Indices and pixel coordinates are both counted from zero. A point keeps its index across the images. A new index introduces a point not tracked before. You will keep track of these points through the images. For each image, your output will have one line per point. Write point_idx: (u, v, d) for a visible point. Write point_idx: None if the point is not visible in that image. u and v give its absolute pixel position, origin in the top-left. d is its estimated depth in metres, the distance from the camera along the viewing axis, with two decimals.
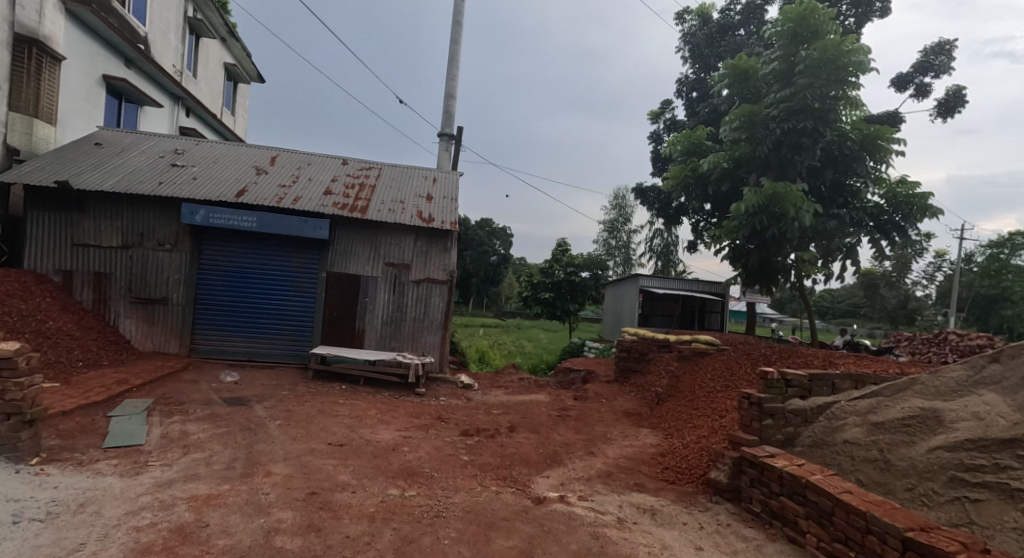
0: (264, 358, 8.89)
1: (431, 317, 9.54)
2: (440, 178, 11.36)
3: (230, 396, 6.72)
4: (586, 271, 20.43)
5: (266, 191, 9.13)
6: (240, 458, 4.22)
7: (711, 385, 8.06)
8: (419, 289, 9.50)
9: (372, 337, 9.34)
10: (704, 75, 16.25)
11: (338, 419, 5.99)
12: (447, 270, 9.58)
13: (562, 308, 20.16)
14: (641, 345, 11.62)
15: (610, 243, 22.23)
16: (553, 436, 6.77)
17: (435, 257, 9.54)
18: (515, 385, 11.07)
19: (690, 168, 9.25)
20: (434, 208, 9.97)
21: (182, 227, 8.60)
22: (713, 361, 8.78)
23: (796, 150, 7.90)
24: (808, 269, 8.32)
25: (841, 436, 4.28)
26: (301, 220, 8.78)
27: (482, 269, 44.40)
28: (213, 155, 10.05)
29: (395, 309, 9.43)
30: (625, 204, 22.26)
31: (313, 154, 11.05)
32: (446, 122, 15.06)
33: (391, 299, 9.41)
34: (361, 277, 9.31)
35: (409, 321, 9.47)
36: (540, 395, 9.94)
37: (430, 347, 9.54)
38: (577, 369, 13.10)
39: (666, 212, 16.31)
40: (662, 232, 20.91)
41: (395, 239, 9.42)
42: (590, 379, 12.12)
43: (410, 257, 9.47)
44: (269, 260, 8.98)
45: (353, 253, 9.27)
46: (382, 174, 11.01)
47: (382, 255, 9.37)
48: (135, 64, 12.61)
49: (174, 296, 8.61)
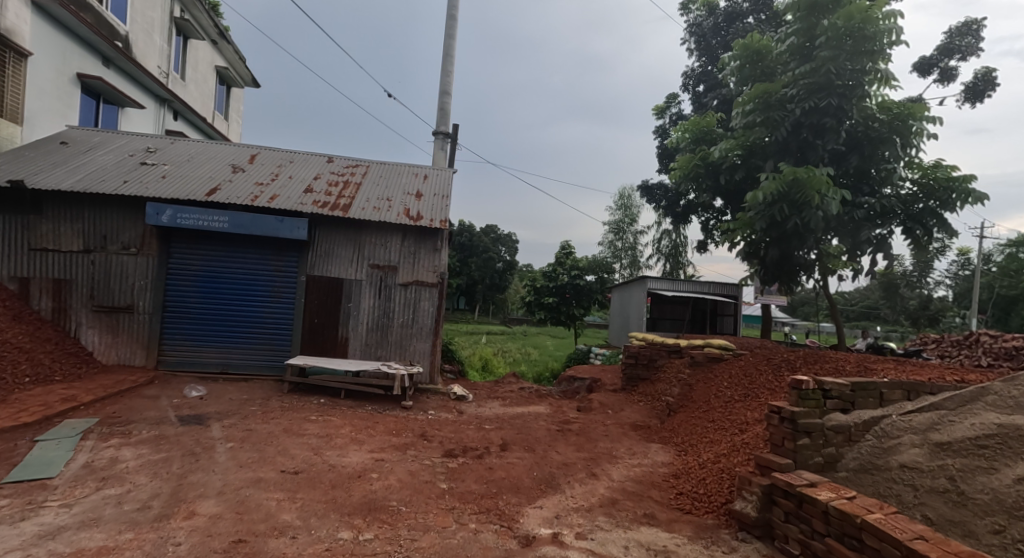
0: (239, 370, 8.21)
1: (420, 324, 8.82)
2: (432, 175, 10.68)
3: (188, 414, 6.01)
4: (591, 274, 19.68)
5: (240, 189, 8.48)
6: (162, 495, 3.50)
7: (728, 394, 7.25)
8: (407, 292, 8.81)
9: (356, 345, 8.65)
10: (711, 67, 15.53)
11: (303, 440, 5.25)
12: (437, 272, 8.88)
13: (567, 313, 19.39)
14: (649, 350, 10.83)
15: (617, 245, 21.43)
16: (551, 454, 5.99)
17: (424, 258, 8.85)
18: (514, 395, 10.30)
19: (699, 157, 8.49)
20: (423, 206, 9.29)
21: (149, 229, 7.95)
22: (728, 367, 7.99)
23: (818, 132, 7.13)
24: (833, 265, 7.52)
25: (896, 459, 3.49)
26: (276, 219, 8.11)
27: (487, 276, 43.74)
28: (188, 153, 9.43)
29: (381, 315, 8.73)
30: (630, 204, 21.50)
31: (297, 152, 10.42)
32: (441, 120, 14.42)
33: (377, 305, 8.73)
34: (344, 281, 8.64)
35: (396, 328, 8.77)
36: (540, 406, 9.17)
37: (419, 356, 8.81)
38: (582, 377, 12.31)
39: (674, 210, 15.54)
40: (670, 232, 20.09)
41: (381, 239, 8.76)
42: (595, 389, 11.32)
43: (397, 258, 8.79)
44: (244, 264, 8.31)
45: (336, 255, 8.62)
46: (370, 172, 10.34)
47: (366, 257, 8.70)
48: (113, 63, 12.08)
49: (140, 303, 7.95)
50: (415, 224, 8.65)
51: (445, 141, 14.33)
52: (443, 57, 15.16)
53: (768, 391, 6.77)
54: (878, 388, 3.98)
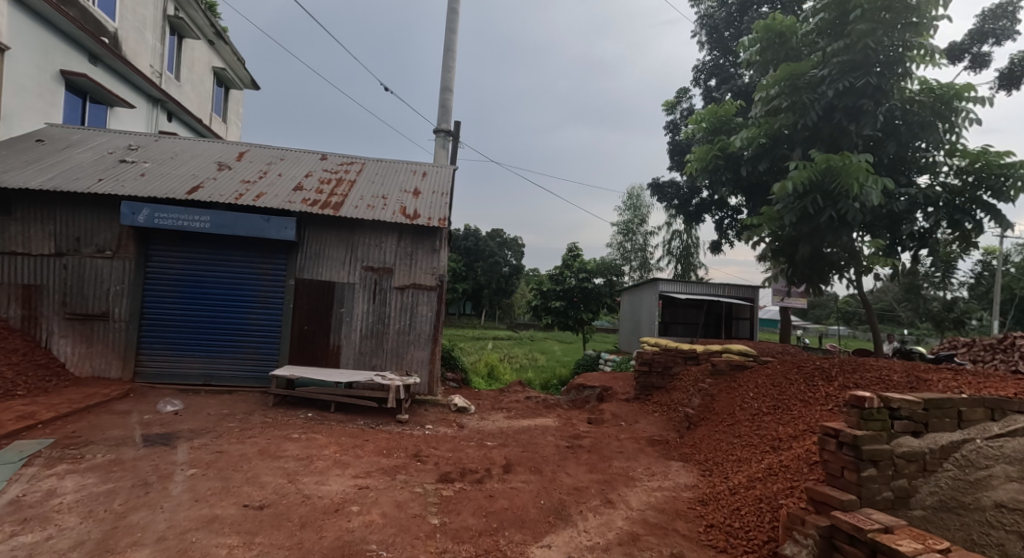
0: (223, 382, 7.62)
1: (418, 330, 8.20)
2: (432, 173, 10.11)
3: (158, 432, 5.42)
4: (600, 277, 19.04)
5: (224, 187, 7.92)
6: (87, 544, 2.91)
7: (755, 406, 6.57)
8: (404, 296, 8.20)
9: (349, 353, 8.05)
10: (724, 59, 14.89)
11: (278, 463, 4.62)
12: (437, 274, 8.27)
13: (575, 318, 18.71)
14: (664, 357, 10.19)
15: (626, 247, 20.76)
16: (560, 476, 5.34)
17: (423, 260, 8.25)
18: (520, 405, 9.65)
19: (719, 148, 7.84)
20: (421, 204, 8.70)
21: (125, 231, 7.40)
22: (753, 376, 7.31)
23: (853, 116, 6.47)
24: (869, 263, 6.83)
25: (989, 497, 2.88)
26: (262, 218, 7.54)
27: (493, 280, 43.15)
28: (172, 151, 8.89)
29: (376, 321, 8.13)
30: (640, 204, 20.84)
31: (289, 149, 9.88)
32: (442, 117, 13.87)
33: (371, 310, 8.13)
34: (336, 285, 8.06)
35: (392, 335, 8.16)
36: (548, 418, 8.51)
37: (417, 365, 8.19)
38: (592, 386, 11.65)
39: (686, 209, 14.86)
40: (681, 233, 19.40)
41: (375, 240, 8.18)
42: (607, 398, 10.65)
43: (393, 260, 8.20)
44: (228, 267, 7.74)
45: (327, 256, 8.05)
46: (366, 169, 9.79)
47: (359, 258, 8.12)
48: (101, 61, 11.61)
49: (116, 310, 7.39)
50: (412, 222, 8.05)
51: (447, 139, 13.79)
52: (445, 52, 14.60)
53: (800, 402, 6.09)
54: (956, 407, 3.31)
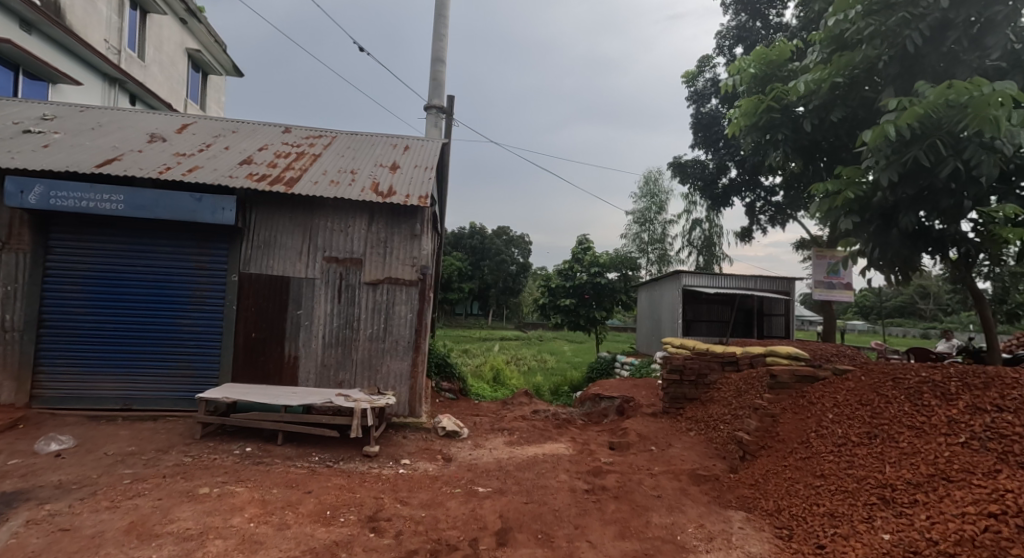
0: (147, 406, 6.04)
1: (394, 336, 6.59)
2: (417, 147, 8.47)
3: (10, 489, 3.86)
4: (613, 271, 17.39)
5: (149, 159, 6.32)
6: None
7: (838, 434, 4.89)
8: (377, 294, 6.58)
9: (310, 368, 6.47)
10: (752, 22, 13.19)
11: (145, 551, 3.01)
12: (418, 266, 6.63)
13: (587, 317, 17.06)
14: (697, 362, 8.59)
15: (642, 237, 19.03)
16: (580, 548, 3.72)
17: (400, 247, 6.63)
18: (526, 424, 8.03)
19: (773, 97, 6.14)
20: (398, 180, 7.09)
21: (18, 215, 5.87)
22: (826, 390, 5.61)
23: (972, 38, 4.73)
24: (987, 241, 5.11)
25: None
26: (193, 196, 5.94)
27: (500, 279, 41.59)
28: (96, 121, 7.30)
29: (343, 326, 6.53)
30: (657, 190, 19.09)
31: (245, 121, 8.28)
32: (434, 91, 12.27)
33: (337, 312, 6.53)
34: (292, 281, 6.45)
35: (363, 344, 6.55)
36: (560, 443, 6.87)
37: (394, 380, 6.58)
38: (611, 397, 10.01)
39: (711, 192, 13.14)
40: (703, 221, 17.70)
41: (340, 224, 6.56)
42: (629, 413, 9.01)
43: (363, 249, 6.58)
44: (152, 260, 6.13)
45: (279, 246, 6.43)
46: (336, 143, 8.17)
47: (320, 247, 6.50)
48: (37, 29, 10.11)
49: (8, 319, 5.85)
50: (384, 200, 6.45)
51: (440, 116, 12.18)
52: (436, 19, 12.98)
53: (910, 432, 4.43)
54: None
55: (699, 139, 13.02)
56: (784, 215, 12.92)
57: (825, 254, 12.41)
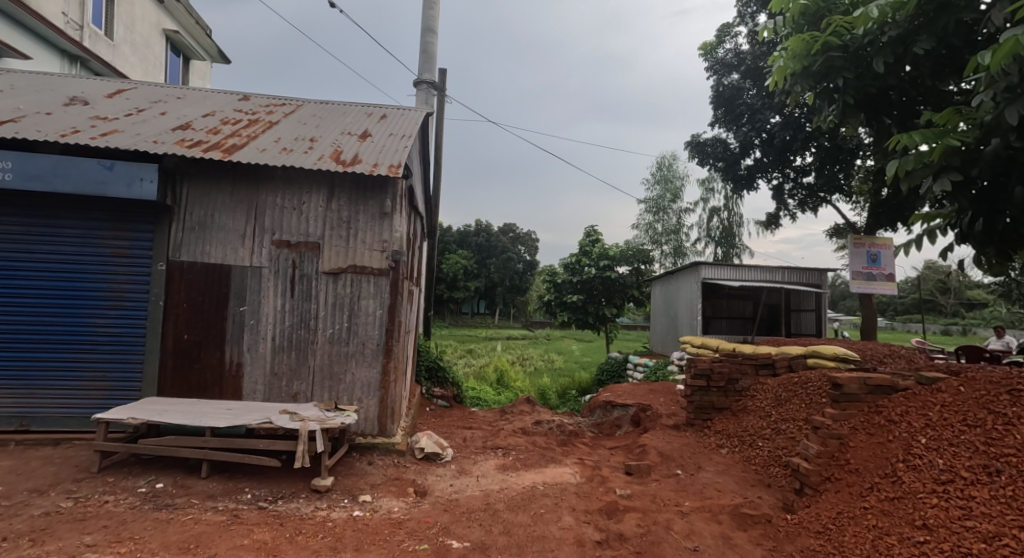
0: (49, 426, 4.89)
1: (360, 337, 5.42)
2: (396, 116, 7.23)
3: None
4: (625, 265, 16.14)
5: (58, 122, 5.14)
6: None
7: (939, 466, 3.62)
8: (339, 286, 5.40)
9: (257, 377, 5.28)
10: None
11: None
12: (388, 251, 5.46)
13: (596, 314, 15.82)
14: (727, 365, 7.33)
15: (656, 228, 17.75)
16: None
17: (367, 228, 5.44)
18: (525, 439, 6.81)
19: (831, 32, 4.83)
20: (367, 148, 5.88)
21: None
22: (905, 402, 4.33)
23: None
24: None
25: None
26: (102, 163, 4.75)
27: (506, 277, 40.39)
28: (11, 83, 6.15)
29: (297, 326, 5.35)
30: (672, 177, 17.76)
31: (195, 88, 7.09)
32: (425, 65, 11.07)
33: (289, 308, 5.34)
34: (233, 270, 5.25)
35: (322, 347, 5.37)
36: (564, 465, 5.65)
37: (360, 390, 5.40)
38: (625, 405, 8.79)
39: (733, 173, 11.83)
40: (722, 209, 16.55)
41: (292, 201, 5.35)
42: (646, 425, 7.78)
43: (321, 230, 5.39)
44: (58, 246, 4.97)
45: (216, 227, 5.22)
46: (300, 111, 6.95)
47: (268, 228, 5.30)
48: None
49: None
50: (345, 169, 5.28)
51: (431, 93, 11.00)
52: None
53: None
54: None
55: (720, 115, 11.70)
56: (815, 200, 11.58)
57: (863, 241, 11.09)
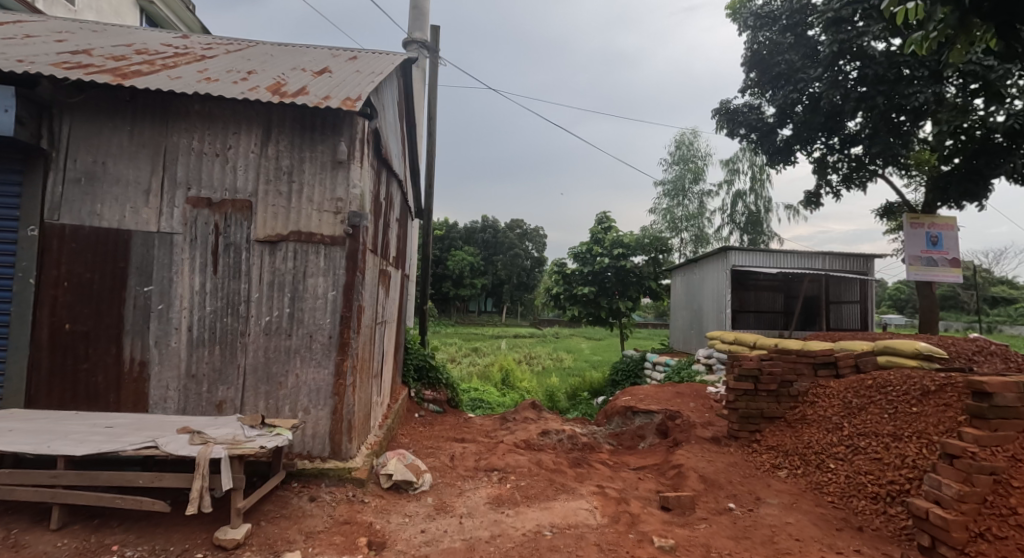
0: None
1: (306, 327, 4.10)
2: (370, 58, 5.85)
3: None
4: (641, 255, 14.71)
5: None
6: None
7: None
8: (278, 258, 4.07)
9: (167, 381, 3.94)
10: None
11: None
12: (343, 212, 4.13)
13: (609, 308, 14.42)
14: (781, 364, 5.91)
15: (675, 214, 16.32)
16: None
17: (315, 182, 4.12)
18: (529, 457, 5.43)
19: None
20: (321, 82, 4.53)
21: None
22: None
23: None
24: None
25: None
26: None
27: (515, 274, 39.02)
28: None
29: (221, 312, 4.01)
30: (692, 157, 16.28)
31: (120, 24, 5.76)
32: (416, 21, 9.69)
33: (211, 288, 3.99)
34: (132, 237, 3.90)
35: (256, 341, 4.05)
36: (578, 496, 4.26)
37: (307, 398, 4.07)
38: (649, 412, 7.40)
39: (770, 144, 10.41)
40: (748, 193, 15.23)
41: (214, 143, 3.99)
42: (677, 437, 6.38)
43: (254, 183, 4.05)
44: None
45: (110, 177, 3.88)
46: (248, 49, 5.59)
47: (182, 180, 3.95)
48: None
49: None
50: (283, 101, 3.93)
51: (422, 54, 9.70)
52: None
53: None
54: None
55: (754, 78, 10.26)
56: (863, 173, 10.12)
57: (922, 221, 9.62)
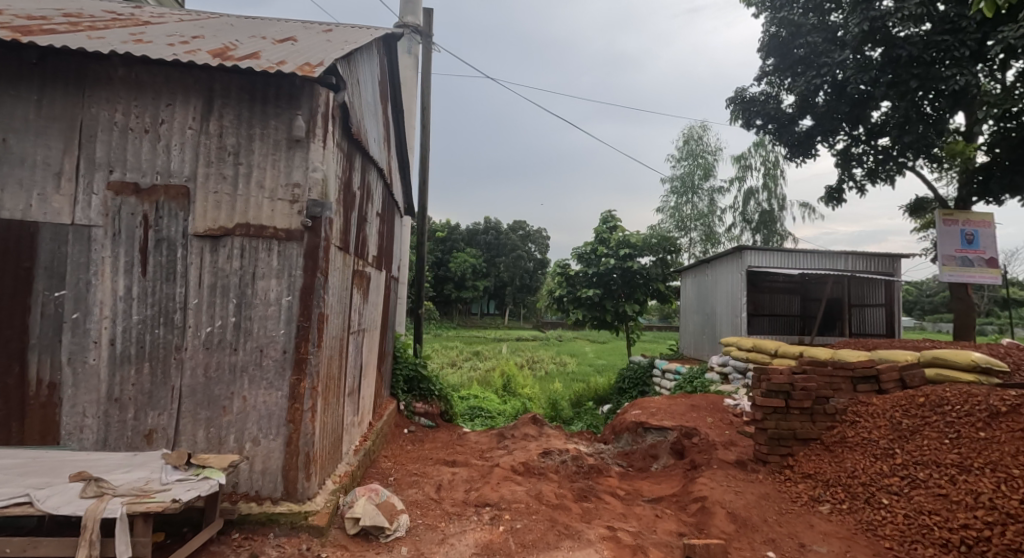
0: None
1: (256, 340, 3.39)
2: (347, 31, 5.12)
3: None
4: (649, 255, 13.98)
5: None
6: None
7: None
8: (222, 256, 3.37)
9: (84, 407, 3.23)
10: None
11: None
12: (301, 202, 3.44)
13: (615, 312, 13.68)
14: (817, 378, 5.16)
15: (683, 212, 15.60)
16: None
17: (267, 165, 3.42)
18: (528, 486, 4.69)
19: None
20: (281, 49, 3.82)
21: None
22: None
23: None
24: None
25: None
26: None
27: (517, 276, 38.25)
28: None
29: (151, 322, 3.29)
30: (701, 152, 15.56)
31: None
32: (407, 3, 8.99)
33: (139, 292, 3.28)
34: (40, 230, 3.20)
35: (194, 357, 3.33)
36: (586, 544, 3.51)
37: (256, 426, 3.36)
38: (663, 429, 6.65)
39: (790, 135, 9.68)
40: (761, 191, 14.50)
41: (142, 116, 3.27)
42: (695, 459, 5.64)
43: (192, 165, 3.34)
44: None
45: (14, 158, 3.18)
46: (206, 18, 4.88)
47: (103, 161, 3.25)
48: None
49: None
50: (225, 65, 3.22)
51: (414, 40, 8.97)
52: None
53: None
54: None
55: (772, 65, 9.54)
56: (890, 167, 9.39)
57: (956, 217, 8.86)
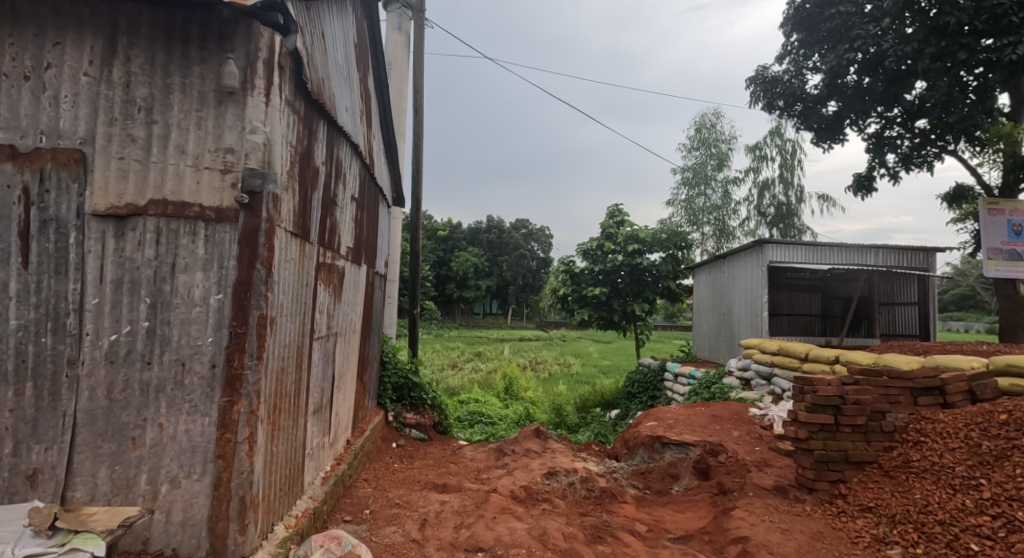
0: None
1: (176, 351, 2.61)
2: None
3: None
4: (659, 251, 13.15)
5: None
6: None
7: None
8: (128, 240, 2.58)
9: None
10: None
11: None
12: (234, 174, 2.68)
13: (623, 311, 12.88)
14: (871, 390, 4.36)
15: (695, 204, 14.79)
16: None
17: (190, 123, 2.64)
18: (529, 522, 3.89)
19: None
20: None
21: None
22: None
23: None
24: None
25: None
26: None
27: (520, 275, 37.41)
28: None
29: (33, 326, 2.51)
30: (714, 141, 14.75)
31: None
32: None
33: (17, 287, 2.50)
34: None
35: (91, 372, 2.54)
36: None
37: (176, 463, 2.59)
38: (685, 444, 5.84)
39: (816, 118, 8.87)
40: (778, 182, 13.67)
41: (22, 57, 2.49)
42: (725, 483, 4.83)
43: (88, 122, 2.55)
44: None
45: None
46: None
47: None
48: None
49: None
50: None
51: (405, 14, 8.19)
52: None
53: None
54: None
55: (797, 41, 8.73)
56: (927, 152, 8.57)
57: (1002, 207, 8.04)
